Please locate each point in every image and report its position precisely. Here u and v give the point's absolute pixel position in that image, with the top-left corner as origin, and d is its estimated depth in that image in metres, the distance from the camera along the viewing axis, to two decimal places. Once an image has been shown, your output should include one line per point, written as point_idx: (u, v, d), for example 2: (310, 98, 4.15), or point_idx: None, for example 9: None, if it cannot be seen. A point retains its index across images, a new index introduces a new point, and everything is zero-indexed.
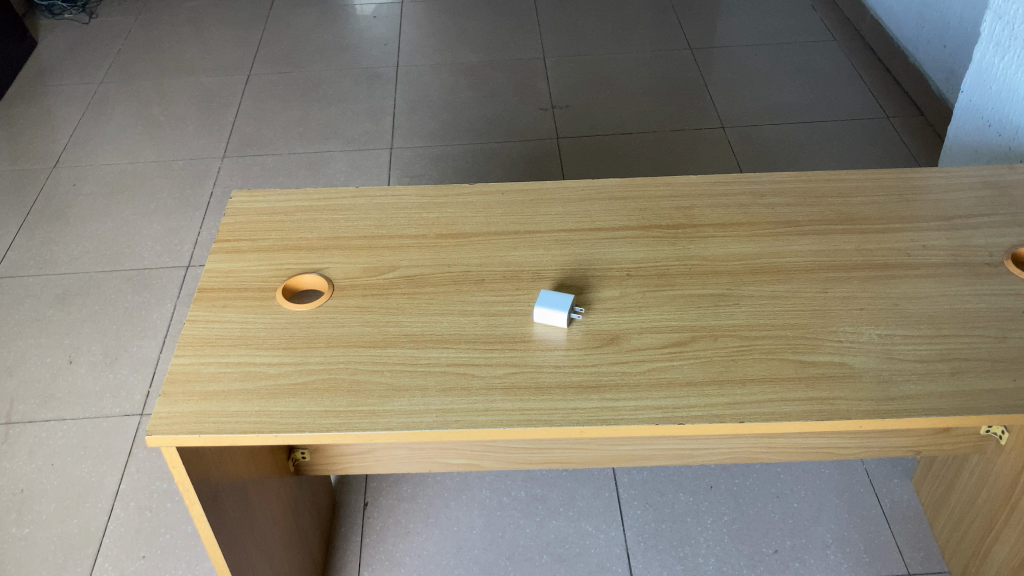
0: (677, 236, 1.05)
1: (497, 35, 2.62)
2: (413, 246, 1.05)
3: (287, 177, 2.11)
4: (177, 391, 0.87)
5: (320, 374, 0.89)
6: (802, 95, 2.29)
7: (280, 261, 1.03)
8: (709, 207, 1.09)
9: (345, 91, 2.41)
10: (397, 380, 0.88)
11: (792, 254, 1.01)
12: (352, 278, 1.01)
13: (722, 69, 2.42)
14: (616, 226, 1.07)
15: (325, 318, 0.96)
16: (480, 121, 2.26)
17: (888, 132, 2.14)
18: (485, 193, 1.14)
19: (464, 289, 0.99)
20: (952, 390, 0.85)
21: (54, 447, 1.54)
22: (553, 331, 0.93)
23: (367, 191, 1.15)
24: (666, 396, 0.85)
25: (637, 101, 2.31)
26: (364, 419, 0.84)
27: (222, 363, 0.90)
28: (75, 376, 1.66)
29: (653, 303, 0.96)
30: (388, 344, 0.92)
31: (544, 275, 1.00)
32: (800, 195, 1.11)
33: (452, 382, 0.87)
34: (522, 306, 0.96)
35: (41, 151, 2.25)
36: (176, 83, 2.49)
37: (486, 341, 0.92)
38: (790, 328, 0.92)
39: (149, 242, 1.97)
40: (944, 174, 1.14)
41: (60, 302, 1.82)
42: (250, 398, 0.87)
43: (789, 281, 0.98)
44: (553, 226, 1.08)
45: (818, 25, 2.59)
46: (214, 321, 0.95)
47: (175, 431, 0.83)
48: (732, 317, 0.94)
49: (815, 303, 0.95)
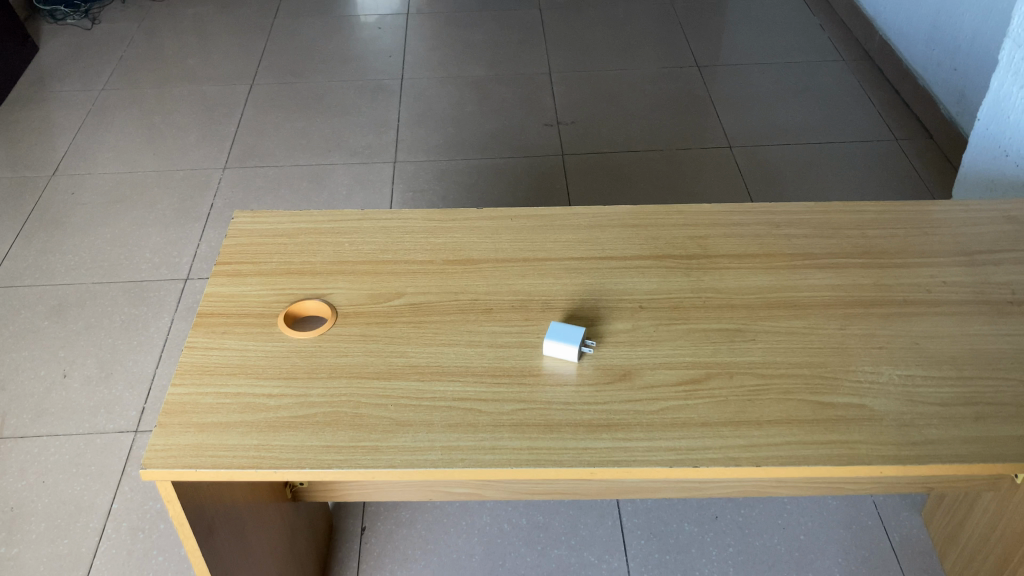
0: (691, 267, 1.02)
1: (503, 48, 2.60)
2: (419, 272, 1.02)
3: (289, 190, 2.08)
4: (174, 422, 0.84)
5: (322, 407, 0.86)
6: (811, 116, 2.27)
7: (282, 286, 1.00)
8: (724, 237, 1.06)
9: (349, 102, 2.39)
10: (401, 414, 0.85)
11: (810, 289, 0.99)
12: (356, 305, 0.98)
13: (729, 87, 2.39)
14: (628, 255, 1.04)
15: (327, 346, 0.93)
16: (485, 135, 2.24)
17: (898, 155, 2.11)
18: (493, 218, 1.12)
19: (471, 319, 0.96)
20: (976, 436, 0.82)
21: (46, 464, 1.50)
22: (564, 365, 0.90)
23: (372, 213, 1.13)
24: (680, 437, 0.82)
25: (643, 118, 2.29)
26: (367, 455, 0.81)
27: (221, 393, 0.87)
28: (69, 391, 1.63)
29: (666, 337, 0.93)
30: (392, 375, 0.89)
31: (554, 305, 0.97)
32: (817, 227, 1.08)
33: (458, 418, 0.84)
34: (531, 338, 0.93)
35: (40, 158, 2.22)
36: (179, 91, 2.47)
37: (494, 373, 0.89)
38: (808, 366, 0.89)
39: (147, 253, 1.94)
40: (964, 207, 1.12)
41: (56, 314, 1.79)
42: (249, 431, 0.84)
43: (806, 317, 0.95)
44: (564, 254, 1.05)
45: (826, 45, 2.57)
46: (213, 348, 0.92)
47: (172, 465, 0.80)
48: (747, 354, 0.91)
49: (833, 341, 0.92)
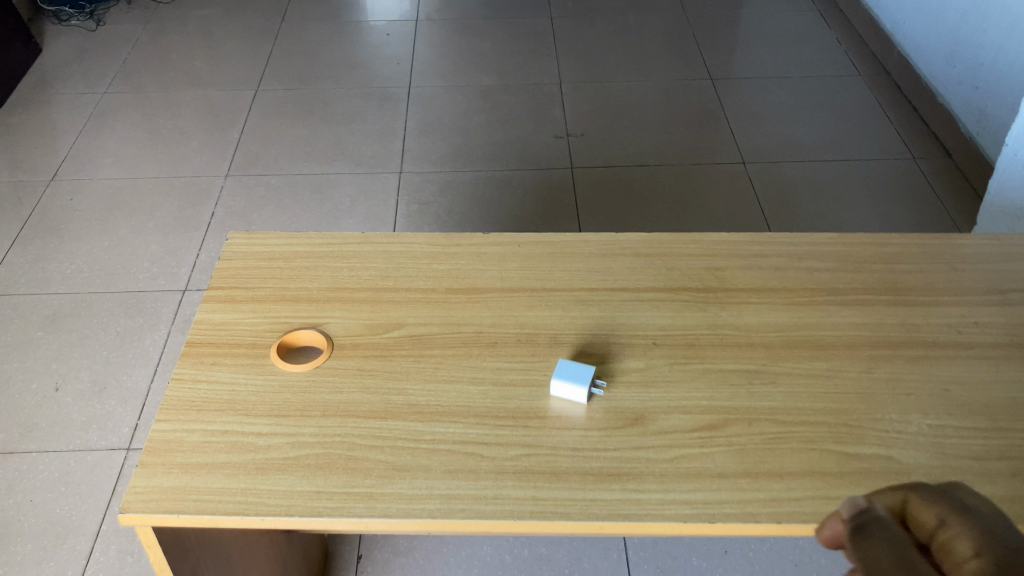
0: (707, 301, 0.97)
1: (513, 58, 2.55)
2: (420, 301, 0.97)
3: (292, 200, 2.03)
4: (156, 462, 0.79)
5: (314, 449, 0.81)
6: (827, 132, 2.21)
7: (276, 314, 0.95)
8: (742, 269, 1.01)
9: (355, 110, 2.34)
10: (398, 457, 0.80)
11: (833, 328, 0.93)
12: (353, 336, 0.93)
13: (743, 101, 2.34)
14: (641, 286, 0.99)
15: (322, 381, 0.87)
16: (493, 146, 2.18)
17: (916, 175, 2.05)
18: (499, 244, 1.07)
19: (474, 353, 0.90)
20: (1012, 495, 0.76)
21: (34, 482, 1.46)
22: (571, 407, 0.85)
23: (373, 236, 1.08)
24: (695, 489, 0.77)
25: (655, 131, 2.23)
26: (360, 503, 0.76)
27: (208, 431, 0.82)
28: (60, 405, 1.58)
29: (681, 378, 0.87)
30: (389, 414, 0.84)
31: (562, 340, 0.92)
32: (840, 260, 1.03)
33: (458, 463, 0.79)
34: (537, 375, 0.88)
35: (39, 163, 2.18)
36: (183, 95, 2.43)
37: (498, 415, 0.84)
38: (831, 414, 0.84)
39: (145, 263, 1.89)
40: (994, 241, 1.06)
41: (50, 324, 1.74)
42: (236, 473, 0.79)
43: (829, 359, 0.90)
44: (573, 284, 1.00)
45: (843, 60, 2.52)
46: (201, 381, 0.87)
47: (152, 511, 0.75)
48: (767, 398, 0.85)
49: (859, 387, 0.87)
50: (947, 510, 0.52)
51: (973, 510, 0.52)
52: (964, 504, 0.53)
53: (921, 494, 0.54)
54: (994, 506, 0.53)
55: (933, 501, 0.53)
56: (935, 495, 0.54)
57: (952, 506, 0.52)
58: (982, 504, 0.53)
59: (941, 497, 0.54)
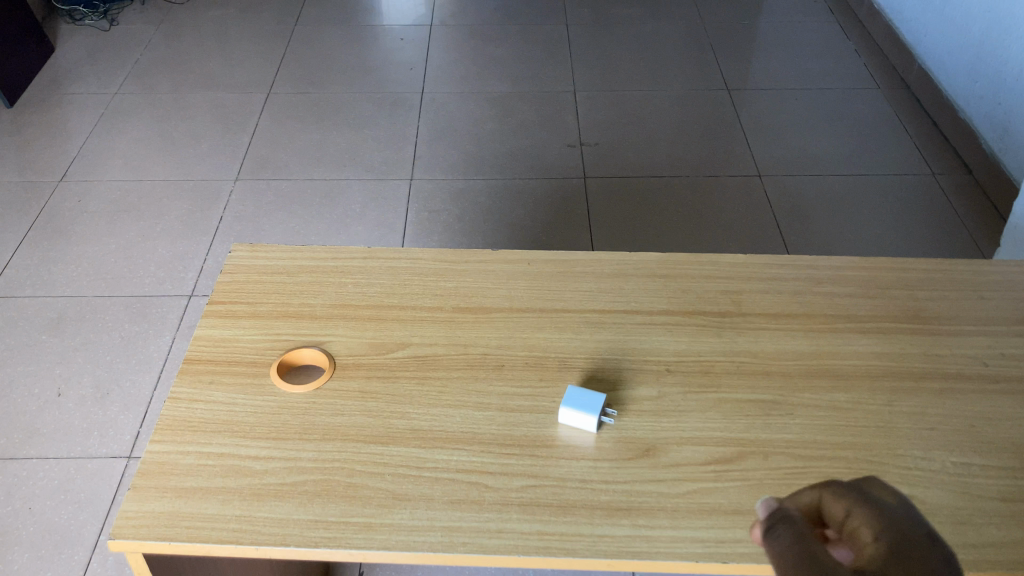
0: (723, 326, 0.93)
1: (527, 64, 2.52)
2: (426, 321, 0.94)
3: (301, 206, 2.00)
4: (149, 485, 0.77)
5: (312, 475, 0.78)
6: (845, 146, 2.17)
7: (277, 331, 0.93)
8: (759, 293, 0.98)
9: (366, 116, 2.31)
10: (399, 486, 0.77)
11: (853, 357, 0.90)
12: (356, 356, 0.90)
13: (760, 113, 2.30)
14: (654, 309, 0.96)
15: (322, 404, 0.85)
16: (505, 154, 2.15)
17: (936, 192, 2.01)
18: (508, 262, 1.04)
19: (480, 376, 0.87)
20: None
21: (34, 489, 1.43)
22: (580, 436, 0.81)
23: (379, 251, 1.05)
24: (708, 527, 0.73)
25: (670, 141, 2.20)
26: (359, 534, 0.73)
27: (203, 454, 0.80)
28: (62, 411, 1.56)
29: (695, 408, 0.84)
30: (391, 440, 0.81)
31: (571, 365, 0.89)
32: (860, 285, 0.99)
33: (461, 494, 0.76)
34: (545, 402, 0.85)
35: (49, 164, 2.16)
36: (195, 97, 2.41)
37: (503, 443, 0.81)
38: (851, 449, 0.80)
39: (152, 266, 1.86)
40: (1019, 269, 1.03)
41: (54, 328, 1.72)
42: (231, 499, 0.76)
43: (850, 390, 0.86)
44: (584, 305, 0.96)
45: (862, 72, 2.48)
46: (198, 401, 0.85)
47: (143, 537, 0.73)
48: (784, 431, 0.82)
49: (880, 421, 0.83)
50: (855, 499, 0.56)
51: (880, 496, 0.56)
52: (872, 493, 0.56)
53: (832, 488, 0.58)
54: (899, 494, 0.56)
55: (845, 495, 0.56)
56: (846, 488, 0.57)
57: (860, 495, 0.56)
58: (889, 493, 0.57)
59: (851, 487, 0.58)
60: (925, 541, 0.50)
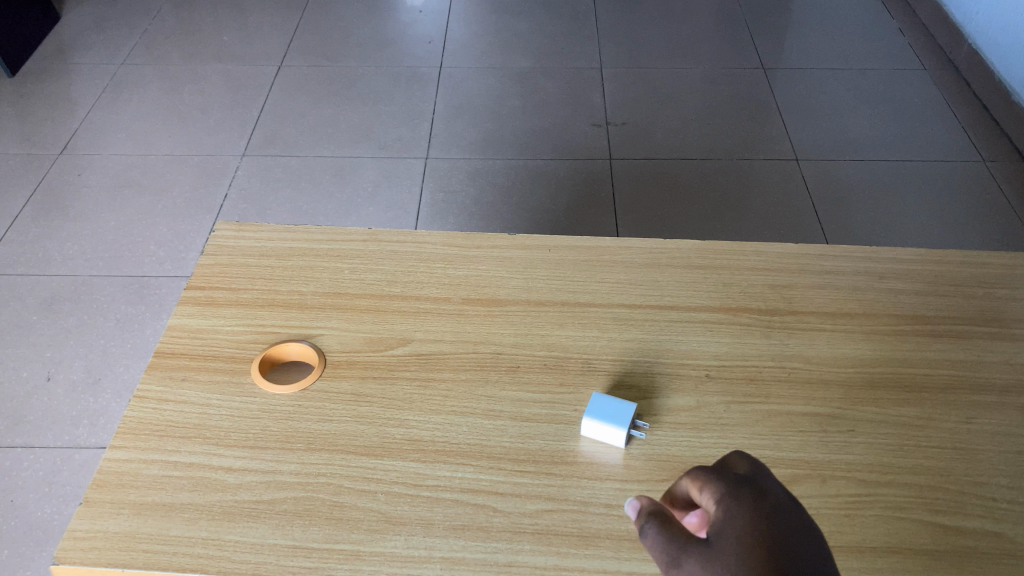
0: (771, 325, 0.81)
1: (552, 39, 2.39)
2: (431, 313, 0.83)
3: (310, 183, 1.89)
4: (105, 500, 0.66)
5: (293, 491, 0.67)
6: (889, 128, 2.03)
7: (261, 323, 0.82)
8: (813, 289, 0.86)
9: (382, 90, 2.19)
10: (393, 507, 0.66)
11: (922, 364, 0.78)
12: (350, 352, 0.79)
13: (798, 92, 2.17)
14: (693, 305, 0.84)
15: (309, 408, 0.74)
16: (527, 133, 2.03)
17: (986, 179, 1.87)
18: (526, 249, 0.92)
19: (491, 379, 0.76)
20: None
21: (17, 480, 1.32)
22: (604, 451, 0.70)
23: (380, 233, 0.93)
24: None
25: (701, 121, 2.06)
26: (344, 565, 0.62)
27: (170, 464, 0.69)
28: (52, 397, 1.44)
29: (739, 422, 0.72)
30: (385, 452, 0.70)
31: (596, 367, 0.77)
32: (928, 281, 0.87)
33: (465, 518, 0.65)
34: (566, 410, 0.73)
35: (50, 135, 2.06)
36: (205, 69, 2.30)
37: (516, 459, 0.69)
38: (924, 474, 0.68)
39: (152, 245, 1.75)
40: None
41: (47, 308, 1.60)
42: (198, 519, 0.65)
43: (919, 404, 0.74)
44: (611, 297, 0.85)
45: (906, 51, 2.33)
46: (168, 401, 0.74)
47: (92, 562, 0.62)
48: (845, 450, 0.70)
49: (958, 441, 0.71)
50: (722, 484, 0.49)
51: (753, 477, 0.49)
52: (740, 474, 0.50)
53: (696, 472, 0.51)
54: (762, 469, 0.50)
55: (702, 475, 0.50)
56: (704, 468, 0.51)
57: (725, 479, 0.49)
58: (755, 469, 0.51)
59: (715, 468, 0.51)
60: (805, 543, 0.43)
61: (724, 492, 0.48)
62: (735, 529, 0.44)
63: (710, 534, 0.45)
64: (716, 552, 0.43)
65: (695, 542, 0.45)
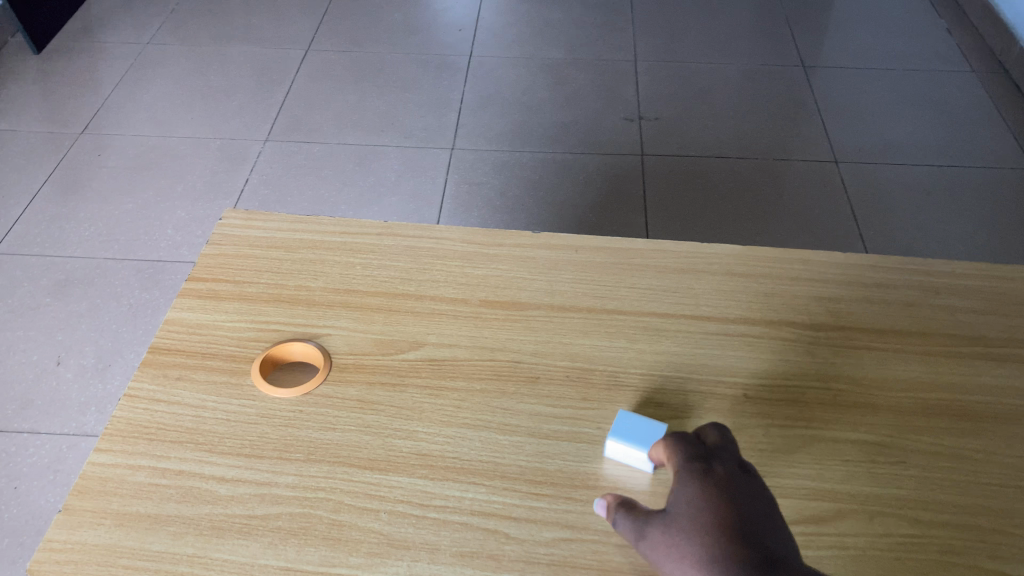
0: (815, 342, 0.75)
1: (585, 30, 2.32)
2: (447, 315, 0.77)
3: (332, 170, 1.84)
4: (86, 509, 0.61)
5: (289, 506, 0.61)
6: (934, 132, 1.94)
7: (264, 320, 0.76)
8: (862, 303, 0.79)
9: (409, 77, 2.14)
10: (396, 529, 0.60)
11: (981, 391, 0.71)
12: (359, 355, 0.73)
13: (840, 91, 2.08)
14: (731, 316, 0.77)
15: (310, 414, 0.68)
16: (556, 126, 1.97)
17: None
18: (550, 248, 0.86)
19: (508, 390, 0.70)
20: None
21: (20, 467, 1.27)
22: (629, 474, 0.64)
23: (396, 226, 0.88)
24: None
25: (738, 119, 1.99)
26: None
27: (158, 471, 0.64)
28: (60, 381, 1.40)
29: (779, 448, 0.66)
30: (390, 467, 0.64)
31: (623, 382, 0.71)
32: (989, 299, 0.80)
33: (474, 544, 0.59)
34: (588, 428, 0.67)
35: (73, 114, 2.02)
36: (232, 50, 2.25)
37: (533, 480, 0.63)
38: (982, 514, 0.62)
39: (169, 229, 1.70)
40: None
41: (59, 291, 1.56)
42: (184, 533, 0.60)
43: (978, 435, 0.67)
44: (642, 305, 0.79)
45: (953, 51, 2.24)
46: (161, 402, 0.69)
47: None
48: (894, 483, 0.64)
49: (1021, 479, 0.64)
50: (684, 458, 0.57)
51: (714, 451, 0.57)
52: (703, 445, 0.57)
53: (668, 445, 0.59)
54: (724, 438, 0.58)
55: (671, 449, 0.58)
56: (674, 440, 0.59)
57: (688, 453, 0.57)
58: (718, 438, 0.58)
59: (683, 440, 0.59)
60: (745, 510, 0.51)
61: (683, 464, 0.56)
62: (688, 502, 0.53)
63: (670, 505, 0.54)
64: (672, 523, 0.52)
65: (658, 517, 0.54)
